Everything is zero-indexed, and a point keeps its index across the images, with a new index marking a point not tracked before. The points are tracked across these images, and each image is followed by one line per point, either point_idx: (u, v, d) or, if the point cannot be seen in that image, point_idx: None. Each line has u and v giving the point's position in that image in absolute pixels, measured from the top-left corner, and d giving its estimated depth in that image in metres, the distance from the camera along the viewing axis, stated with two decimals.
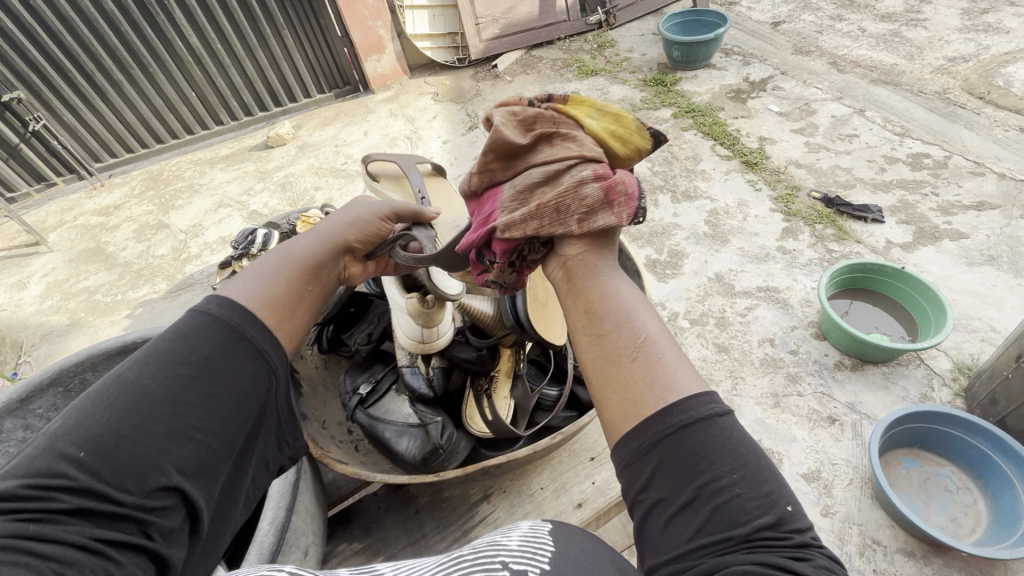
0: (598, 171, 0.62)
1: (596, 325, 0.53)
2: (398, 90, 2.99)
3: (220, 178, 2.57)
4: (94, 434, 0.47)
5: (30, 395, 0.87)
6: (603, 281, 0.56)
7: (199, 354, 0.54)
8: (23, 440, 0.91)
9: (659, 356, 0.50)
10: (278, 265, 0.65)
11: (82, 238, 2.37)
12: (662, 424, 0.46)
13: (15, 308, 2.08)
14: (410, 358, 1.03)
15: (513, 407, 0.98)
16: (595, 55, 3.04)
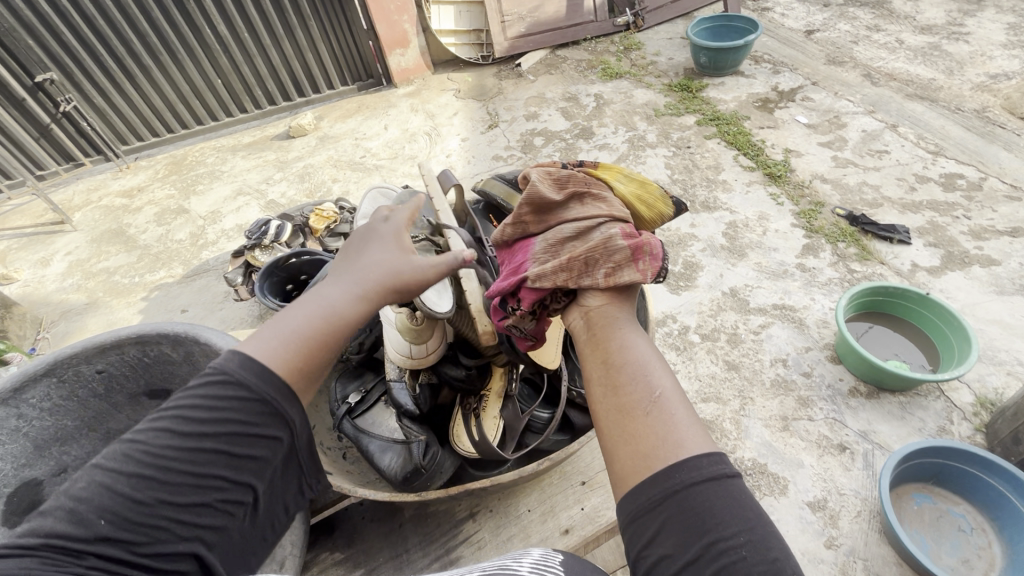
0: (624, 230, 0.87)
1: (622, 393, 0.69)
2: (421, 85, 2.98)
3: (241, 166, 2.60)
4: (118, 502, 0.51)
5: (23, 385, 0.95)
6: (630, 356, 0.74)
7: (228, 430, 0.56)
8: (16, 429, 0.98)
9: (673, 418, 0.64)
10: (316, 331, 0.64)
11: (104, 219, 2.41)
12: (673, 474, 0.58)
13: (38, 285, 2.13)
14: (399, 373, 1.04)
15: (501, 428, 0.96)
16: (621, 57, 2.99)
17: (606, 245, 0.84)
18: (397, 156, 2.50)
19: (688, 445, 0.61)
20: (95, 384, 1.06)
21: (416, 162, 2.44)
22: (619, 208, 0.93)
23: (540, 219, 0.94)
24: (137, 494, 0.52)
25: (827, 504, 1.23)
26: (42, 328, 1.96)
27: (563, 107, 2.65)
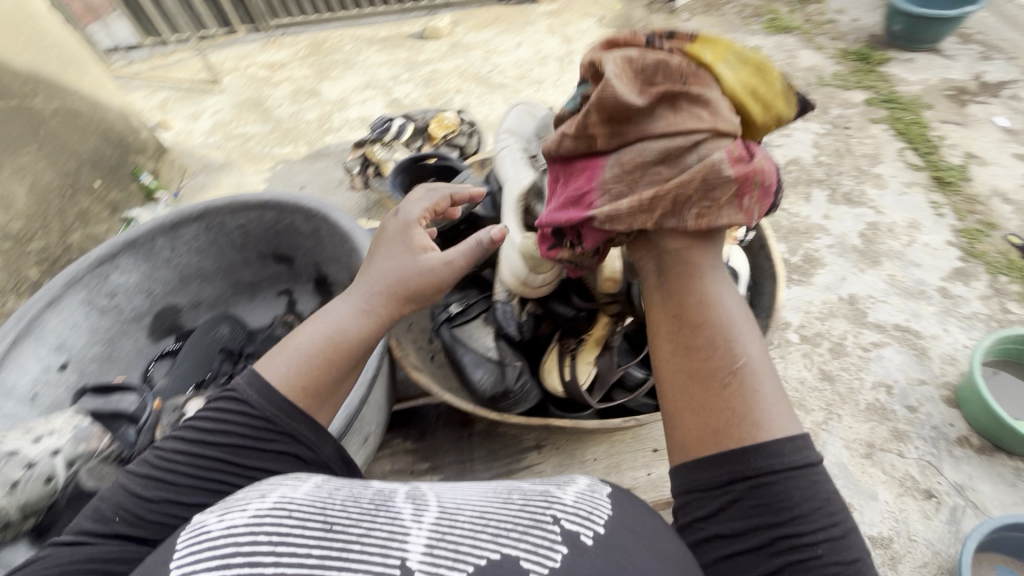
0: (731, 154, 0.64)
1: (701, 350, 0.63)
2: (564, 5, 2.80)
3: (373, 59, 2.64)
4: (134, 502, 0.64)
5: (180, 222, 1.08)
6: (710, 301, 0.65)
7: (228, 442, 0.67)
8: (169, 259, 1.13)
9: (758, 395, 0.60)
10: (319, 350, 0.72)
11: (248, 87, 2.59)
12: (756, 463, 0.57)
13: (187, 136, 2.37)
14: (507, 295, 1.06)
15: (593, 375, 0.97)
16: (794, 9, 2.62)
17: (700, 179, 0.64)
18: (523, 77, 2.41)
19: (772, 432, 0.58)
20: (238, 238, 1.17)
21: (541, 87, 2.35)
22: (730, 117, 0.65)
23: (617, 130, 0.69)
24: (147, 495, 0.64)
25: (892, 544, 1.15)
26: (185, 176, 2.20)
27: None
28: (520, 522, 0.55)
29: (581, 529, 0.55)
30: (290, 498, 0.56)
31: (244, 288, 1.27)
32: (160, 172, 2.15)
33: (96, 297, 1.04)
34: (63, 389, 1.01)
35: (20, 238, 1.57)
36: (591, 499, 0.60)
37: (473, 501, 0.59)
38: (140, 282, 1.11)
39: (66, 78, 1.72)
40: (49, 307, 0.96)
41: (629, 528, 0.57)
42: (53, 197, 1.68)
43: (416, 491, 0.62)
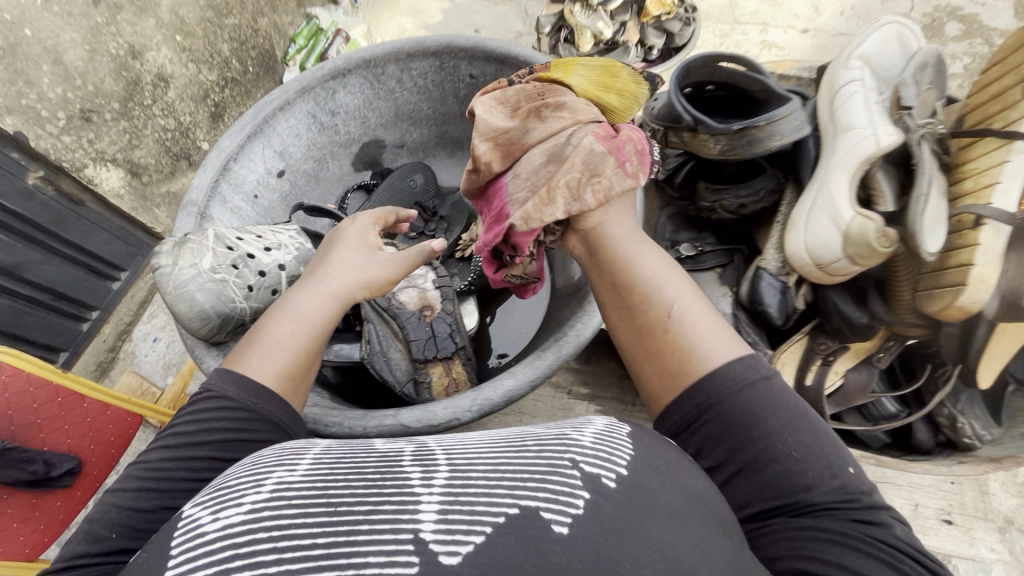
0: (599, 134, 0.79)
1: (637, 307, 0.66)
2: None
3: None
4: (124, 519, 0.53)
5: (416, 54, 0.99)
6: (637, 257, 0.70)
7: (213, 436, 0.59)
8: (393, 92, 1.06)
9: (691, 325, 0.62)
10: (287, 334, 0.66)
11: None
12: (705, 394, 0.58)
13: None
14: (777, 267, 1.00)
15: (836, 386, 1.02)
16: None
17: (586, 160, 0.77)
18: None
19: (712, 357, 0.60)
20: (463, 88, 1.06)
21: None
22: (589, 111, 0.82)
23: (508, 141, 0.87)
24: (141, 506, 0.54)
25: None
26: None
27: None
28: (525, 474, 0.49)
29: (601, 471, 0.50)
30: (288, 480, 0.49)
31: (447, 143, 1.19)
32: None
33: (321, 111, 1.02)
34: (277, 196, 1.04)
35: (221, 9, 1.59)
36: (608, 440, 0.54)
37: (485, 455, 0.53)
38: (360, 108, 1.06)
39: None
40: (281, 109, 0.95)
41: (654, 466, 0.53)
42: None
43: (422, 447, 0.56)
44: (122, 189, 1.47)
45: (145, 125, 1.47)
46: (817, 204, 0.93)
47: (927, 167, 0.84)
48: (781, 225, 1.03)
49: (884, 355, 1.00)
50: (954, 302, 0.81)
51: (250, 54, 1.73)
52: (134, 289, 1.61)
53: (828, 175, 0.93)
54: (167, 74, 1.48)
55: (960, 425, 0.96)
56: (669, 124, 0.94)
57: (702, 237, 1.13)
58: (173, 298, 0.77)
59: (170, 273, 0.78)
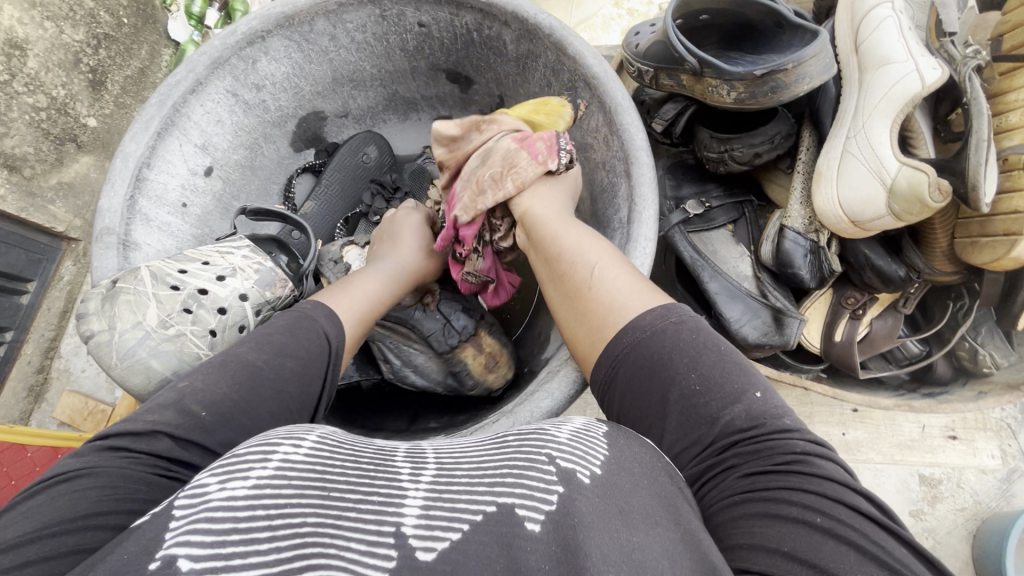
0: (517, 137, 0.79)
1: (565, 266, 0.67)
2: None
3: None
4: (217, 397, 0.56)
5: (349, 4, 0.83)
6: (565, 225, 0.72)
7: (294, 360, 0.62)
8: (325, 52, 0.90)
9: (614, 281, 0.63)
10: (373, 291, 0.76)
11: None
12: (623, 340, 0.58)
13: None
14: (804, 225, 0.98)
15: (866, 335, 1.08)
16: None
17: (503, 156, 0.77)
18: None
19: (631, 305, 0.60)
20: (413, 38, 0.91)
21: None
22: (511, 124, 0.82)
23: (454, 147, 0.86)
24: (232, 390, 0.57)
25: (975, 508, 1.12)
26: None
27: None
28: (502, 473, 0.44)
29: (578, 466, 0.44)
30: (293, 456, 0.44)
31: (399, 104, 1.05)
32: None
33: (241, 86, 0.86)
34: (211, 198, 0.91)
35: None
36: (587, 437, 0.48)
37: (469, 455, 0.49)
38: (288, 77, 0.91)
39: None
40: (191, 93, 0.80)
41: (624, 465, 0.46)
42: None
43: (415, 448, 0.52)
44: (1, 187, 1.26)
45: (11, 108, 1.24)
46: (849, 156, 0.92)
47: (984, 103, 0.79)
48: (805, 176, 1.00)
49: (909, 301, 1.06)
50: (1007, 254, 0.85)
51: (122, 4, 1.45)
52: (48, 300, 1.40)
53: (863, 124, 0.91)
54: (19, 39, 1.24)
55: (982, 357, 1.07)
56: (666, 66, 0.88)
57: (707, 189, 1.09)
58: (122, 371, 0.66)
59: (109, 340, 0.66)
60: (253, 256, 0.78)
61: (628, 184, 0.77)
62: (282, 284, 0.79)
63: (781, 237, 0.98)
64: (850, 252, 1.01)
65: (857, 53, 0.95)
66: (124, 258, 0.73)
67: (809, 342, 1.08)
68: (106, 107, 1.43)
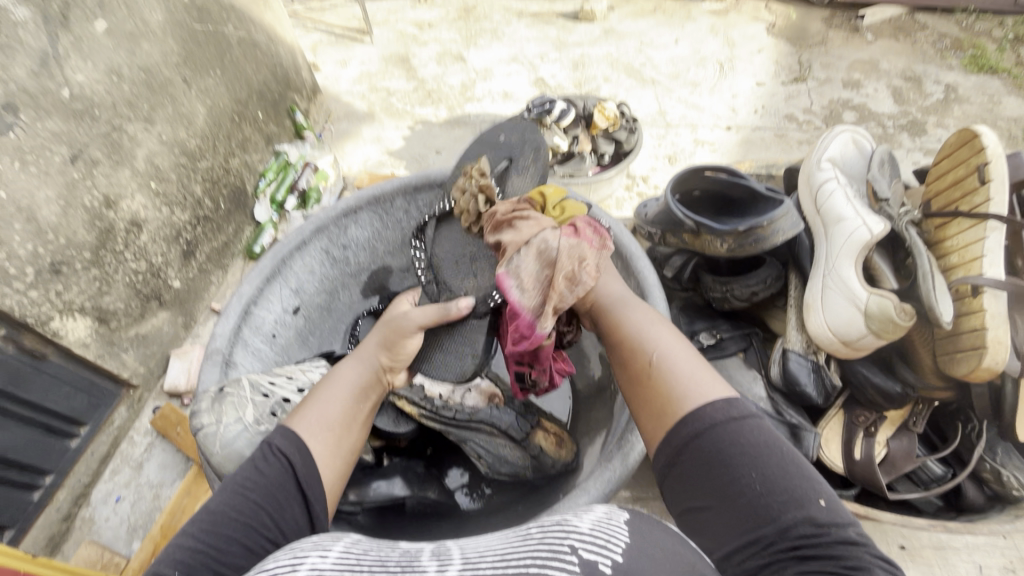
0: (568, 230, 0.80)
1: (631, 357, 0.71)
2: (731, 5, 2.63)
3: (522, 33, 2.65)
4: (180, 554, 0.55)
5: (421, 186, 1.05)
6: (627, 315, 0.75)
7: (257, 482, 0.62)
8: (399, 223, 1.10)
9: (678, 375, 0.65)
10: (330, 391, 0.74)
11: (396, 41, 2.71)
12: (684, 432, 0.61)
13: (334, 81, 2.53)
14: (804, 347, 1.06)
15: (885, 455, 1.05)
16: (1004, 48, 2.29)
17: (570, 255, 0.77)
18: (678, 76, 2.31)
19: (695, 396, 0.62)
20: None
21: (697, 90, 2.24)
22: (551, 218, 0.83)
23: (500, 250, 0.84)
24: (195, 538, 0.57)
25: None
26: (329, 120, 2.35)
27: (896, 86, 2.16)
28: (524, 564, 0.41)
29: (599, 557, 0.41)
30: (320, 566, 0.45)
31: None
32: (310, 112, 2.25)
33: (332, 247, 1.03)
34: (294, 334, 1.01)
35: (195, 155, 1.65)
36: (609, 526, 0.45)
37: (494, 548, 0.45)
38: (370, 240, 1.09)
39: (250, 6, 1.86)
40: (297, 250, 0.97)
41: (645, 552, 0.43)
42: (224, 121, 1.76)
43: (442, 548, 0.48)
44: (88, 337, 1.40)
45: (116, 271, 1.44)
46: (828, 287, 1.03)
47: (923, 246, 0.97)
48: (796, 308, 1.10)
49: (919, 421, 1.05)
50: (980, 364, 0.92)
51: (222, 192, 1.78)
52: (95, 445, 1.47)
53: (830, 263, 1.05)
54: (140, 219, 1.49)
55: (1006, 479, 0.99)
56: (668, 227, 1.04)
57: (716, 323, 1.14)
58: (220, 458, 0.72)
59: (214, 432, 0.74)
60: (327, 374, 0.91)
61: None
62: None
63: (785, 358, 1.05)
64: (850, 373, 1.09)
65: (818, 214, 1.12)
66: (226, 373, 0.83)
67: (829, 460, 1.05)
68: (190, 271, 1.68)
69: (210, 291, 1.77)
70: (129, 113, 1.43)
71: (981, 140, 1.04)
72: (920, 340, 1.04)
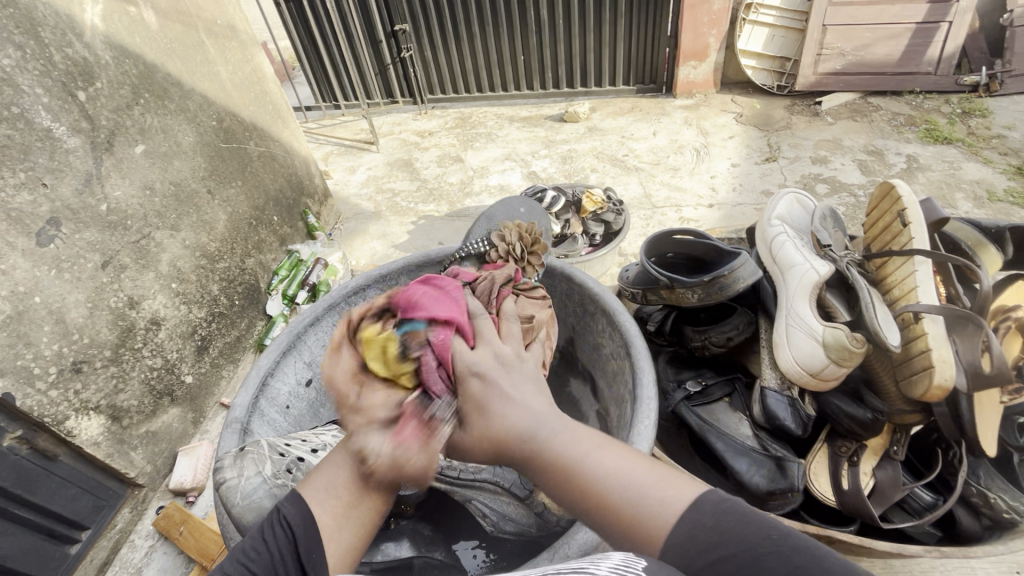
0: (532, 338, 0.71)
1: (567, 491, 0.52)
2: (700, 101, 2.92)
3: (514, 135, 2.93)
4: None
5: (422, 266, 1.14)
6: (537, 435, 0.52)
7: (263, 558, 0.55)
8: None
9: (634, 497, 0.50)
10: (340, 465, 0.58)
11: (400, 149, 2.99)
12: (685, 554, 0.48)
13: (344, 186, 2.75)
14: (778, 383, 1.05)
15: (872, 485, 0.99)
16: (954, 121, 2.50)
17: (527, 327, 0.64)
18: (659, 163, 2.51)
19: (666, 515, 0.49)
20: None
21: (677, 174, 2.43)
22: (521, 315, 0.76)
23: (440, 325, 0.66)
24: None
25: None
26: (339, 220, 2.53)
27: (861, 159, 2.35)
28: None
29: None
30: None
31: None
32: (322, 214, 2.43)
33: (342, 322, 1.08)
34: (307, 405, 1.02)
35: (214, 257, 1.78)
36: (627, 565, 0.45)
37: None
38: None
39: (270, 126, 2.10)
40: (311, 325, 1.02)
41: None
42: (243, 225, 1.91)
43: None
44: (100, 435, 1.41)
45: (132, 368, 1.49)
46: (790, 321, 1.04)
47: (865, 283, 1.01)
48: (767, 348, 1.10)
49: (899, 447, 1.00)
50: (930, 382, 0.89)
51: (237, 290, 1.88)
52: (94, 551, 1.43)
53: (786, 303, 1.08)
54: (160, 318, 1.58)
55: (994, 499, 0.95)
56: (647, 286, 1.10)
57: (702, 372, 1.17)
58: (240, 510, 0.70)
59: (234, 484, 0.72)
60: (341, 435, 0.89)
61: (630, 363, 0.88)
62: None
63: (762, 396, 1.04)
64: (823, 404, 1.06)
65: (773, 262, 1.17)
66: (245, 439, 0.83)
67: (818, 491, 1.01)
68: (202, 366, 1.73)
69: (221, 386, 1.80)
70: (157, 222, 1.57)
71: (896, 191, 1.12)
72: (880, 366, 1.03)
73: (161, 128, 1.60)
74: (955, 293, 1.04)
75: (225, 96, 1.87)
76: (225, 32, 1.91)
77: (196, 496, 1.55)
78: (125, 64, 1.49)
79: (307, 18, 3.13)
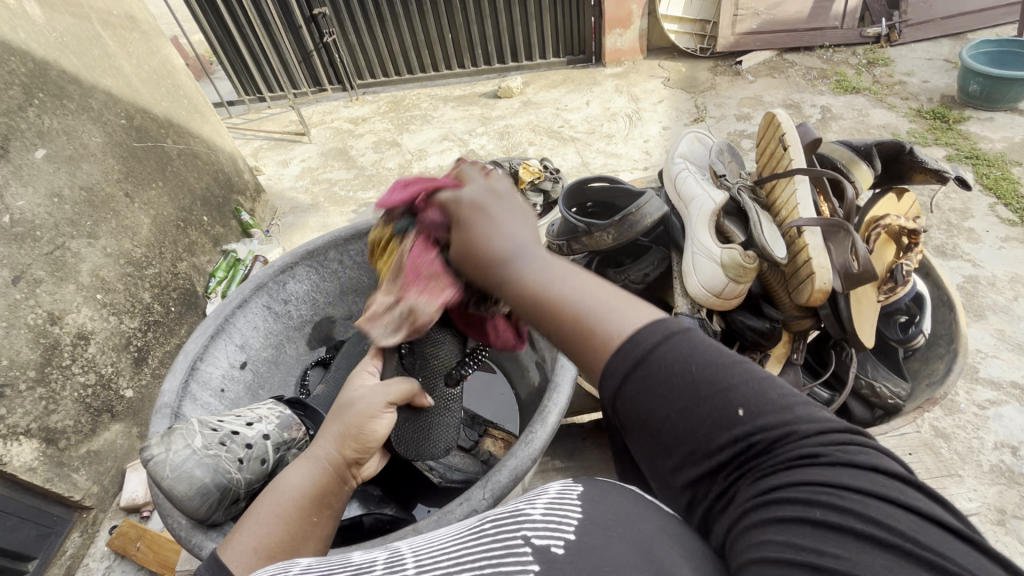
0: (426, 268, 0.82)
1: (536, 315, 0.53)
2: (629, 68, 2.97)
3: (450, 114, 2.90)
4: None
5: (353, 237, 1.13)
6: (513, 261, 0.56)
7: None
8: (337, 272, 1.16)
9: (579, 305, 0.50)
10: (276, 505, 0.64)
11: (333, 138, 2.90)
12: (643, 341, 0.47)
13: (278, 180, 2.65)
14: (689, 308, 1.11)
15: None
16: (861, 71, 2.66)
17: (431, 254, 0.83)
18: (594, 132, 2.55)
19: (613, 327, 0.48)
20: None
21: (612, 141, 2.47)
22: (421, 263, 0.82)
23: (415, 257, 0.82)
24: None
25: None
26: (275, 216, 2.44)
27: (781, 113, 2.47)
28: (479, 566, 0.41)
29: (551, 540, 0.41)
30: None
31: None
32: (256, 211, 2.33)
33: (274, 302, 1.07)
34: (244, 387, 1.00)
35: (141, 263, 1.69)
36: (562, 505, 0.44)
37: (447, 550, 0.44)
38: (310, 293, 1.13)
39: (187, 121, 1.99)
40: (238, 307, 1.00)
41: (597, 520, 0.42)
42: (170, 228, 1.82)
43: (394, 554, 0.47)
44: (35, 460, 1.34)
45: (63, 387, 1.41)
46: (694, 246, 1.09)
47: (756, 206, 1.07)
48: (678, 276, 1.16)
49: (798, 353, 1.10)
50: (813, 288, 0.97)
51: (172, 295, 1.80)
52: None
53: (688, 230, 1.14)
54: (87, 331, 1.49)
55: (879, 389, 1.07)
56: (569, 236, 1.13)
57: None
58: (171, 481, 0.69)
59: (163, 459, 0.71)
60: (276, 407, 0.89)
61: None
62: (299, 426, 0.88)
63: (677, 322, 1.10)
64: (730, 322, 1.13)
65: (677, 196, 1.23)
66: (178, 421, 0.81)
67: None
68: (143, 378, 1.65)
69: None
70: (72, 231, 1.47)
71: (776, 119, 1.21)
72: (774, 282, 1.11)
73: (63, 129, 1.49)
74: (833, 208, 1.13)
75: (133, 92, 1.76)
76: (123, 22, 1.78)
77: (151, 511, 1.49)
78: (12, 61, 1.37)
79: (218, 7, 2.96)
